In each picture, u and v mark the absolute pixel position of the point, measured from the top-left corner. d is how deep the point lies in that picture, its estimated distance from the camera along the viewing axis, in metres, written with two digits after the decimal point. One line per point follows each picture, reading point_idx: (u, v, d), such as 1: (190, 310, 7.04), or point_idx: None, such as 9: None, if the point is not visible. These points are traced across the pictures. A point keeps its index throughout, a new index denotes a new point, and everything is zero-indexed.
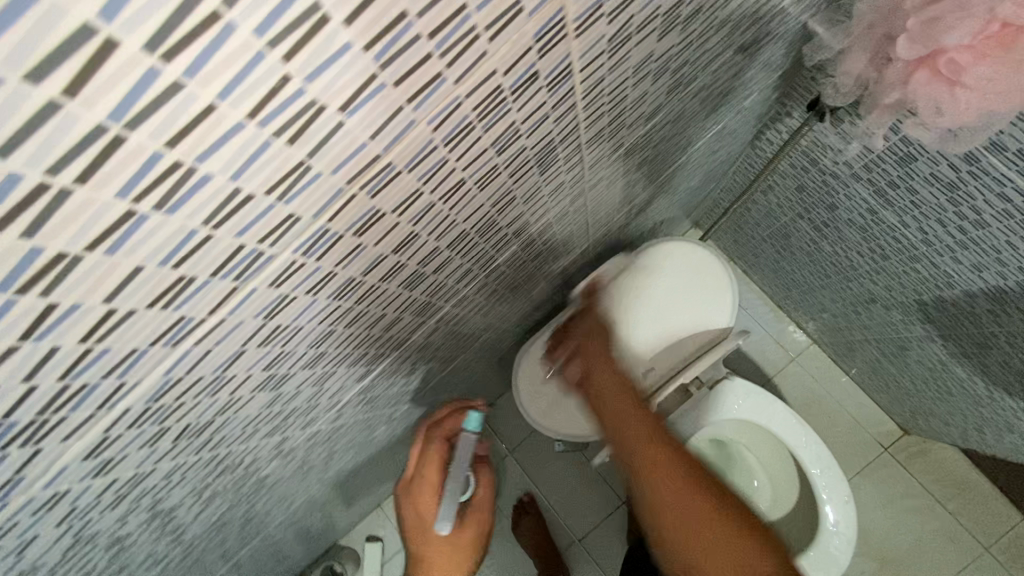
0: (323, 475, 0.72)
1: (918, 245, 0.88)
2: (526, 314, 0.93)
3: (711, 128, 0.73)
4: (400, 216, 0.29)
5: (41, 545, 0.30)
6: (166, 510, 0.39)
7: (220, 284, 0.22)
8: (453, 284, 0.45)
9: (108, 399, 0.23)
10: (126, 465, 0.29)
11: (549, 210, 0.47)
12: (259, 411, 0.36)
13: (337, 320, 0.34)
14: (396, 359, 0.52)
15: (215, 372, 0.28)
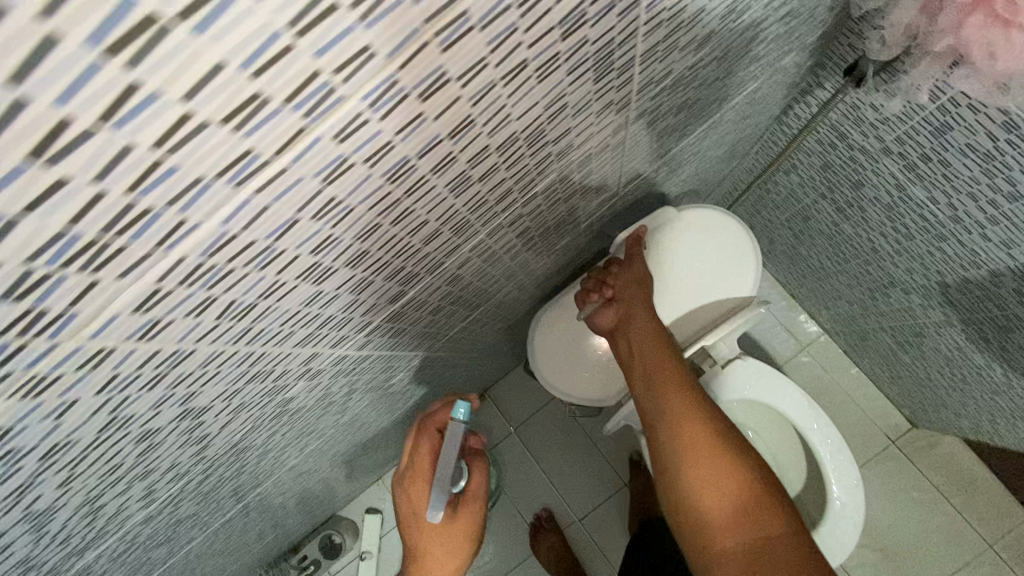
0: (339, 419, 0.72)
1: (946, 223, 0.87)
2: (546, 276, 0.92)
3: (748, 87, 0.72)
4: (463, 88, 0.28)
5: (80, 413, 0.29)
6: (197, 411, 0.39)
7: (290, 118, 0.22)
8: (494, 203, 0.44)
9: (165, 239, 0.23)
10: (170, 334, 0.29)
11: (593, 136, 0.46)
12: (298, 308, 0.36)
13: (385, 212, 0.33)
14: (428, 288, 0.51)
15: (267, 239, 0.28)
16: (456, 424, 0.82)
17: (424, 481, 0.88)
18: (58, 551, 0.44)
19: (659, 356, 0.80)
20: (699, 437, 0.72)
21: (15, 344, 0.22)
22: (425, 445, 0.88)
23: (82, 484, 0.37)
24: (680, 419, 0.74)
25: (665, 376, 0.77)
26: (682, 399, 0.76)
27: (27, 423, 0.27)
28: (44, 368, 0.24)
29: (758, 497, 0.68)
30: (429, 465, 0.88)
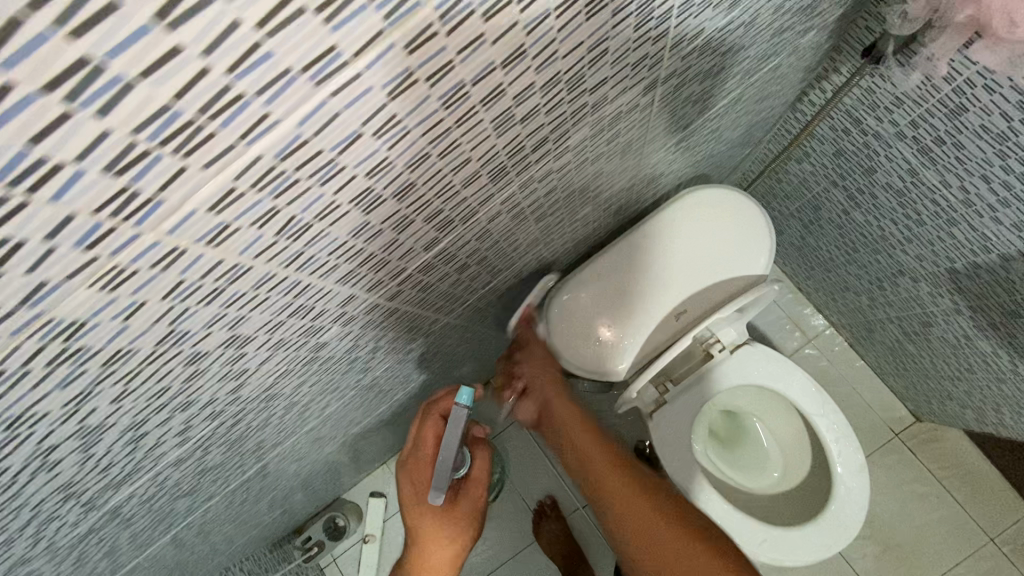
0: (359, 382, 0.73)
1: (957, 207, 0.88)
2: (562, 253, 0.93)
3: (769, 65, 0.73)
4: (521, 13, 0.29)
5: (145, 319, 0.31)
6: (242, 340, 0.40)
7: (372, 18, 0.23)
8: (530, 153, 0.45)
9: (249, 131, 0.24)
10: (235, 243, 0.30)
11: (625, 92, 0.48)
12: (345, 237, 0.37)
13: (436, 141, 0.34)
14: (459, 241, 0.52)
15: (332, 152, 0.29)
16: (460, 410, 0.81)
17: (426, 469, 0.88)
18: (97, 481, 0.45)
19: (581, 437, 0.84)
20: (627, 500, 0.76)
21: (108, 225, 0.23)
22: (429, 432, 0.88)
23: (131, 404, 0.38)
24: (601, 473, 0.79)
25: (588, 451, 0.82)
26: (609, 469, 0.79)
27: (99, 320, 0.28)
28: (125, 259, 0.26)
29: (690, 548, 0.70)
30: (431, 453, 0.88)
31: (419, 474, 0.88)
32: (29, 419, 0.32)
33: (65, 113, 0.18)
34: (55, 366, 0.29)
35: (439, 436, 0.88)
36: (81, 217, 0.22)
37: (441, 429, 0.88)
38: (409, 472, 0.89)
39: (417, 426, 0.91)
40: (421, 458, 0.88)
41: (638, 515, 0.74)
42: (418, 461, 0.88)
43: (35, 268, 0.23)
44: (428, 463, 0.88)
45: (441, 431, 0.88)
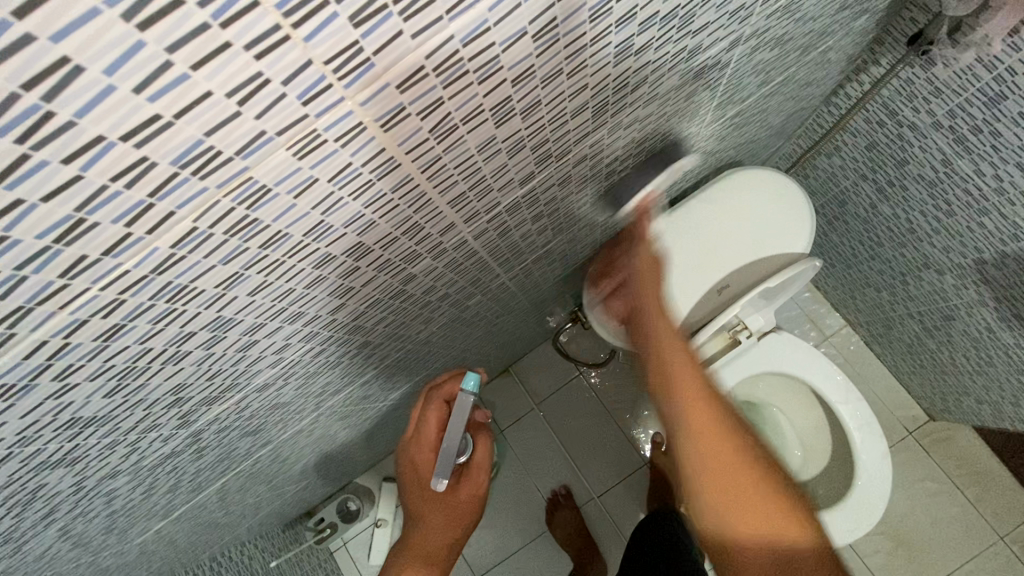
0: (418, 334, 0.75)
1: (990, 196, 0.92)
2: (608, 226, 0.96)
3: (823, 47, 0.77)
4: None
5: (308, 202, 0.33)
6: (361, 252, 0.42)
7: None
8: (629, 91, 0.48)
9: (454, 7, 0.26)
10: (399, 131, 0.32)
11: (715, 43, 0.51)
12: (473, 149, 0.40)
13: (572, 57, 0.37)
14: (545, 182, 0.55)
15: (498, 49, 0.31)
16: (465, 396, 0.75)
17: (428, 457, 0.79)
18: (201, 391, 0.47)
19: (688, 378, 0.69)
20: (723, 443, 0.66)
21: (327, 81, 0.25)
22: (431, 417, 0.79)
23: (261, 302, 0.40)
24: (700, 417, 0.67)
25: (685, 375, 0.70)
26: (715, 419, 0.67)
27: (279, 190, 0.30)
28: (321, 124, 0.28)
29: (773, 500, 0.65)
30: (434, 441, 0.79)
31: (420, 461, 0.80)
32: (188, 295, 0.33)
33: None
34: (230, 235, 0.31)
35: (442, 421, 0.79)
36: (314, 66, 0.24)
37: (446, 414, 0.80)
38: (409, 459, 0.81)
39: (419, 410, 0.82)
40: (423, 444, 0.79)
41: (734, 469, 0.65)
42: (420, 447, 0.80)
43: (263, 114, 0.25)
44: (431, 450, 0.79)
45: (445, 417, 0.79)
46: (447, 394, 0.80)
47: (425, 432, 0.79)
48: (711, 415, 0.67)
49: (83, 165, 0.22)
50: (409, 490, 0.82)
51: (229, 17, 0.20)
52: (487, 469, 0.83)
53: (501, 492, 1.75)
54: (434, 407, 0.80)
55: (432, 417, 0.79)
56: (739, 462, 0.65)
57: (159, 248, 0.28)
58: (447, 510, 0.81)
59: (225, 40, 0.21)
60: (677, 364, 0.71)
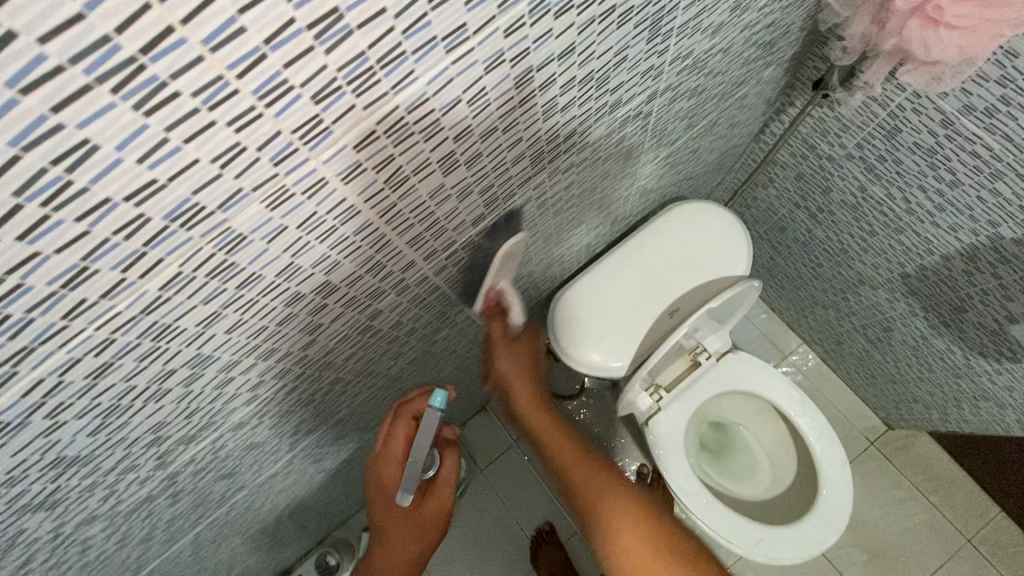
0: (389, 368, 0.78)
1: (902, 216, 1.02)
2: (565, 261, 1.02)
3: (738, 94, 0.87)
4: (578, 15, 0.40)
5: (279, 245, 0.38)
6: (329, 290, 0.47)
7: (490, 6, 0.33)
8: (561, 140, 0.55)
9: (398, 83, 0.33)
10: (357, 182, 0.38)
11: (633, 98, 0.59)
12: (425, 196, 0.45)
13: (504, 116, 0.44)
14: (497, 220, 0.61)
15: (440, 111, 0.38)
16: (432, 411, 0.75)
17: (396, 471, 0.81)
18: (180, 429, 0.50)
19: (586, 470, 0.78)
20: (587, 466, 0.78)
21: (294, 146, 0.31)
22: (399, 432, 0.80)
23: (237, 339, 0.44)
24: (574, 465, 0.79)
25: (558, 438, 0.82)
26: (609, 496, 0.75)
27: (253, 236, 0.35)
28: (290, 180, 0.33)
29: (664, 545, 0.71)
30: (401, 455, 0.80)
31: (388, 475, 0.81)
32: (170, 333, 0.38)
33: (309, 47, 0.27)
34: (210, 278, 0.35)
35: (410, 436, 0.80)
36: (283, 135, 0.30)
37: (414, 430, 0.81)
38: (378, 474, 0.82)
39: (387, 425, 0.83)
40: (391, 458, 0.80)
41: (623, 524, 0.72)
42: (387, 463, 0.81)
43: (241, 175, 0.30)
44: (398, 465, 0.80)
45: (413, 434, 0.80)
46: (415, 409, 0.81)
47: (393, 447, 0.81)
48: (609, 494, 0.75)
49: (91, 221, 0.27)
50: (378, 505, 0.83)
51: (215, 102, 0.26)
52: (453, 485, 0.85)
53: (477, 529, 1.73)
54: (404, 420, 0.81)
55: (400, 430, 0.80)
56: (615, 505, 0.74)
57: (149, 290, 0.33)
58: (413, 526, 0.83)
59: (212, 119, 0.26)
60: (590, 491, 0.76)
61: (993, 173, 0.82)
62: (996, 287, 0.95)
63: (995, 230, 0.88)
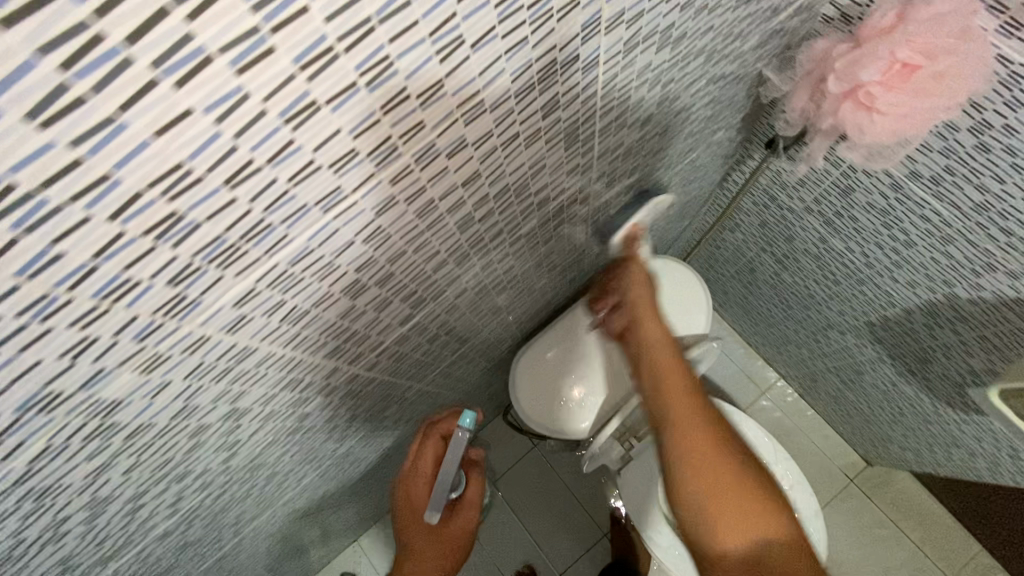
0: (337, 447, 0.77)
1: (862, 268, 1.02)
2: (525, 320, 1.02)
3: (688, 157, 0.87)
4: (475, 150, 0.39)
5: (168, 396, 0.37)
6: (240, 412, 0.46)
7: (366, 166, 0.32)
8: (488, 241, 0.54)
9: (272, 248, 0.32)
10: (248, 330, 0.37)
11: (565, 191, 0.59)
12: (335, 318, 0.44)
13: (411, 240, 0.43)
14: (430, 314, 0.60)
15: (330, 256, 0.37)
16: (461, 433, 0.80)
17: (425, 489, 0.84)
18: (92, 554, 0.48)
19: (673, 376, 0.60)
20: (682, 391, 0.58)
21: (158, 322, 0.30)
22: (428, 452, 0.85)
23: (140, 474, 0.42)
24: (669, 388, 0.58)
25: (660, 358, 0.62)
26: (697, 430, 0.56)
27: (132, 397, 0.34)
28: (163, 347, 0.32)
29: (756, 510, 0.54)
30: (429, 474, 0.85)
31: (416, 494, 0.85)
32: (55, 490, 0.36)
33: (151, 246, 0.26)
34: (89, 439, 0.34)
35: (438, 456, 0.85)
36: (142, 318, 0.29)
37: (442, 449, 0.86)
38: (406, 491, 0.85)
39: (417, 445, 0.87)
40: (420, 476, 0.85)
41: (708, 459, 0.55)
42: (415, 481, 0.85)
43: (100, 357, 0.29)
44: (426, 484, 0.85)
45: (441, 453, 0.85)
46: (444, 430, 0.87)
47: (421, 466, 0.85)
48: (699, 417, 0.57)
49: None
50: (405, 525, 0.85)
51: (47, 313, 0.25)
52: (478, 505, 0.89)
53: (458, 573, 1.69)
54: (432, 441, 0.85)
55: (429, 449, 0.85)
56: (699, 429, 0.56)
57: (13, 468, 0.31)
58: (439, 544, 0.85)
59: (47, 327, 0.25)
60: (676, 385, 0.59)
61: (944, 237, 0.81)
62: (956, 343, 0.95)
63: (950, 289, 0.88)
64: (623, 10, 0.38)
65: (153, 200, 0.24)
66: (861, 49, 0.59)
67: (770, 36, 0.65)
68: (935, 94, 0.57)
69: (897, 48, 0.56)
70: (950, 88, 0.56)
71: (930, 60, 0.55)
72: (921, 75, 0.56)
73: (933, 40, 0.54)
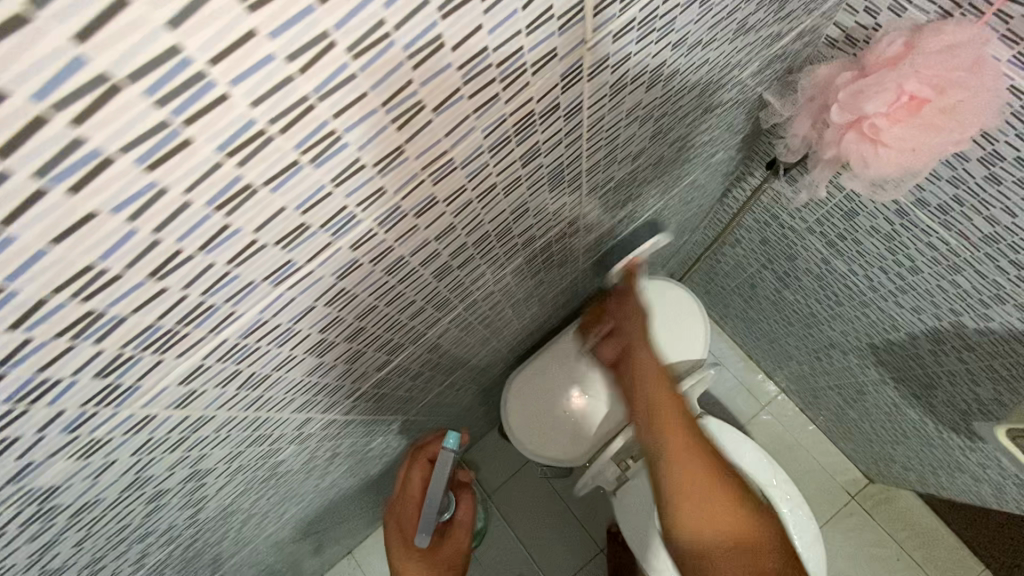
0: (320, 482, 0.75)
1: (866, 291, 0.99)
2: (518, 343, 0.99)
3: (685, 179, 0.84)
4: (447, 205, 0.36)
5: (114, 473, 0.34)
6: (203, 473, 0.44)
7: (321, 237, 0.29)
8: (469, 284, 0.52)
9: (217, 326, 0.29)
10: (200, 403, 0.34)
11: (552, 228, 0.57)
12: (302, 376, 0.42)
13: (382, 296, 0.40)
14: (411, 356, 0.57)
15: (289, 323, 0.34)
16: (446, 454, 0.75)
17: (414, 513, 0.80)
18: None
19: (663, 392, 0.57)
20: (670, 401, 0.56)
21: (91, 411, 0.28)
22: (416, 475, 0.82)
23: (93, 544, 0.40)
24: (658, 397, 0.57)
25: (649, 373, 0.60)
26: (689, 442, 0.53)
27: (72, 481, 0.32)
28: (100, 431, 0.30)
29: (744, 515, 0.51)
30: (418, 498, 0.81)
31: (406, 519, 0.80)
32: None
33: (68, 345, 0.23)
34: (27, 524, 0.32)
35: (426, 479, 0.82)
36: (70, 410, 0.27)
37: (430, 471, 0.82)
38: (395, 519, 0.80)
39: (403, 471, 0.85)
40: (408, 501, 0.81)
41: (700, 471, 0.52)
42: (404, 506, 0.81)
43: (25, 452, 0.27)
44: (415, 509, 0.80)
45: (430, 476, 0.82)
46: (431, 453, 0.84)
47: (410, 490, 0.82)
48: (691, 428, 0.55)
49: None
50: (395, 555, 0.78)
51: None
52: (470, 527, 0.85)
53: None
54: (420, 463, 0.82)
55: (417, 471, 0.82)
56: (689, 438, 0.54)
57: None
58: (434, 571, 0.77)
59: None
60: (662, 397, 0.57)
61: (952, 265, 0.78)
62: (963, 371, 0.92)
63: (957, 317, 0.85)
64: (607, 54, 0.35)
65: (63, 302, 0.21)
66: (868, 79, 0.56)
67: (769, 62, 0.62)
68: (944, 129, 0.54)
69: (905, 80, 0.53)
70: (960, 123, 0.53)
71: (941, 94, 0.52)
72: (930, 109, 0.53)
73: (944, 73, 0.51)
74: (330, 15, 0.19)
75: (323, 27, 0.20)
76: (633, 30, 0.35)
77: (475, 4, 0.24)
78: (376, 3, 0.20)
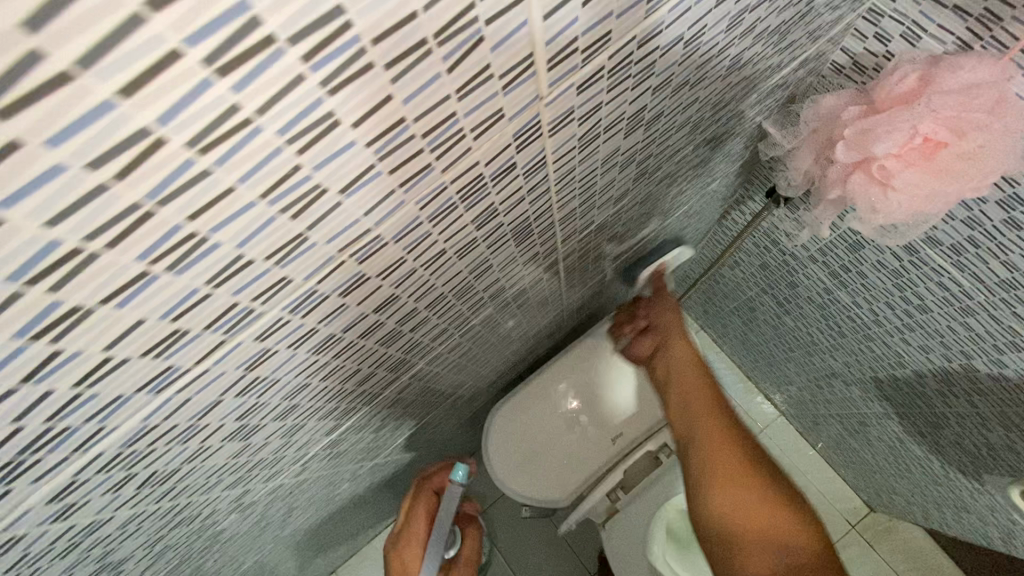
0: (280, 531, 0.70)
1: (870, 325, 0.93)
2: (500, 374, 0.94)
3: (678, 209, 0.79)
4: (382, 279, 0.31)
5: None
6: (117, 563, 0.38)
7: (210, 336, 0.24)
8: (429, 342, 0.47)
9: (82, 444, 0.24)
10: (86, 511, 0.29)
11: (525, 276, 0.52)
12: (227, 459, 0.37)
13: (316, 373, 0.35)
14: (369, 412, 0.52)
15: (190, 420, 0.29)
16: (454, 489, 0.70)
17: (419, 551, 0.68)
18: None
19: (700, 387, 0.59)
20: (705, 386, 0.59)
21: None
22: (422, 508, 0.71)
23: None
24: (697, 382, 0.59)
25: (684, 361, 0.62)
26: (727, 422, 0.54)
27: None
28: None
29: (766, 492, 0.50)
30: (423, 534, 0.70)
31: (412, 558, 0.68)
32: None
33: None
34: None
35: (433, 513, 0.71)
36: None
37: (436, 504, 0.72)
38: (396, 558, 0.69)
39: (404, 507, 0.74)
40: (411, 537, 0.69)
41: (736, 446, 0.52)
42: (406, 544, 0.69)
43: None
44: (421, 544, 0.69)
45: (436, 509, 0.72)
46: (436, 485, 0.74)
47: (415, 525, 0.71)
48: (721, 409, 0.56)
49: None
50: None
51: None
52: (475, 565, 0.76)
53: None
54: (424, 495, 0.73)
55: (422, 504, 0.72)
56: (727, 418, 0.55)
57: None
58: None
59: None
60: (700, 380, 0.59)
61: (964, 307, 0.73)
62: (972, 415, 0.86)
63: (967, 360, 0.79)
64: (572, 107, 0.30)
65: None
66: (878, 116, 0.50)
67: (767, 93, 0.57)
68: (958, 175, 0.48)
69: (919, 121, 0.47)
70: (979, 169, 0.47)
71: (959, 137, 0.47)
72: (946, 154, 0.48)
73: (961, 115, 0.45)
74: (142, 108, 0.14)
75: (136, 124, 0.14)
76: (602, 80, 0.30)
77: (376, 74, 0.18)
78: (219, 88, 0.15)
